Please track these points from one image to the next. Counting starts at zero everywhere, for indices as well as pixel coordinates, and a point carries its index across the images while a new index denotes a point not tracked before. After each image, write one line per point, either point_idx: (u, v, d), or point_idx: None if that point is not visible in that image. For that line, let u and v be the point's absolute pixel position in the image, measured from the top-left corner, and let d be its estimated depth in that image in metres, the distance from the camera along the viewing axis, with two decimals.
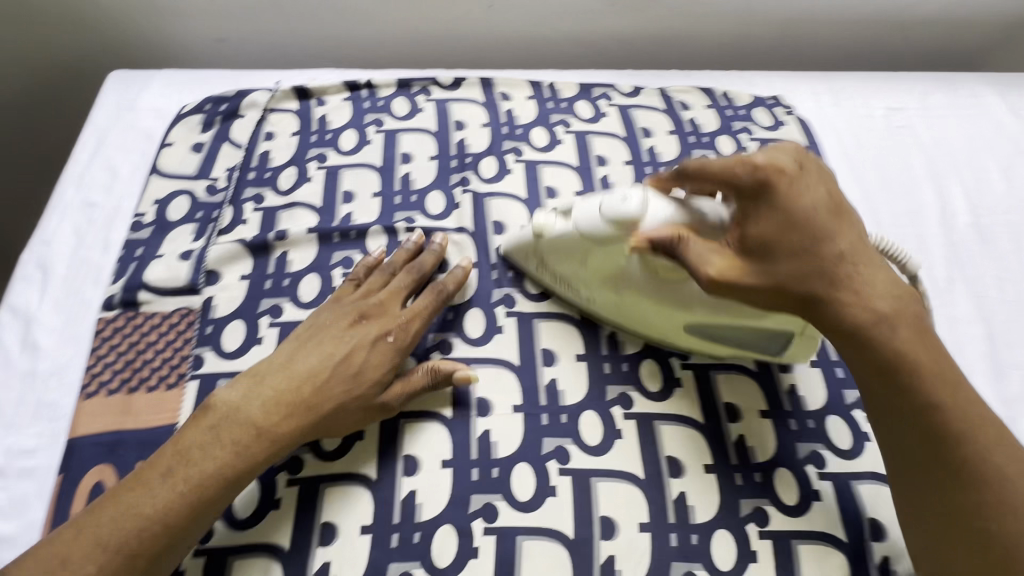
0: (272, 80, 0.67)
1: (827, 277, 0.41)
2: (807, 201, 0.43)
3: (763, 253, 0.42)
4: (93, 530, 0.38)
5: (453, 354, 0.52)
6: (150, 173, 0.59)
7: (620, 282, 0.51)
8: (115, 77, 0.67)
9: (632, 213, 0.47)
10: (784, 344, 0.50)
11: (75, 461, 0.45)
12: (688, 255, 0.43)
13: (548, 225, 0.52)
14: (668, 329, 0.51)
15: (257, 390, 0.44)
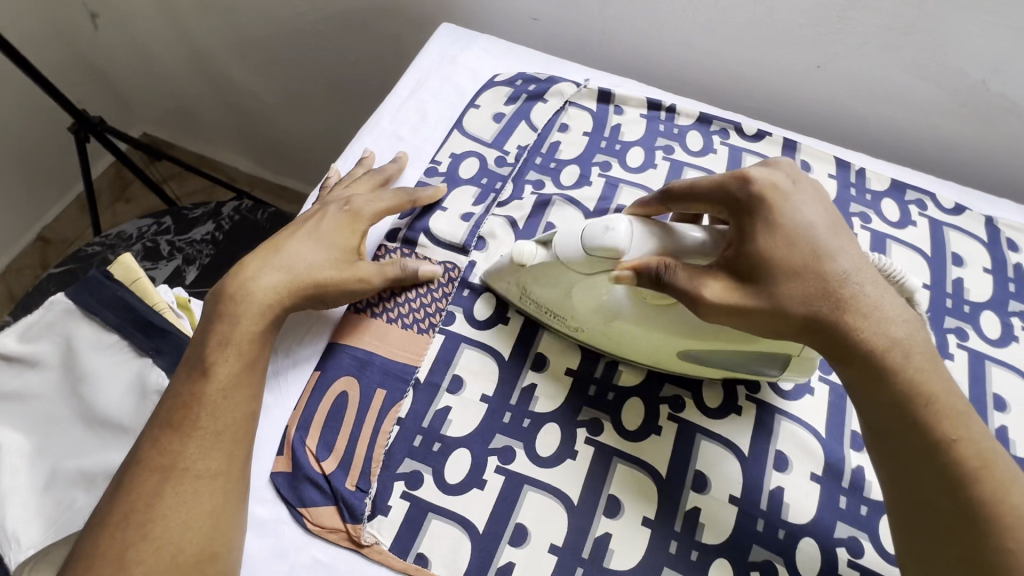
0: (581, 75, 0.68)
1: (831, 297, 0.39)
2: (803, 216, 0.41)
3: (759, 271, 0.40)
4: (162, 424, 0.41)
5: (683, 415, 0.49)
6: (453, 127, 0.63)
7: (613, 317, 0.47)
8: (444, 29, 0.72)
9: (615, 244, 0.43)
10: (784, 362, 0.47)
11: (332, 363, 0.49)
12: (673, 280, 0.41)
13: (528, 252, 0.48)
14: (665, 356, 0.48)
15: (242, 275, 0.47)
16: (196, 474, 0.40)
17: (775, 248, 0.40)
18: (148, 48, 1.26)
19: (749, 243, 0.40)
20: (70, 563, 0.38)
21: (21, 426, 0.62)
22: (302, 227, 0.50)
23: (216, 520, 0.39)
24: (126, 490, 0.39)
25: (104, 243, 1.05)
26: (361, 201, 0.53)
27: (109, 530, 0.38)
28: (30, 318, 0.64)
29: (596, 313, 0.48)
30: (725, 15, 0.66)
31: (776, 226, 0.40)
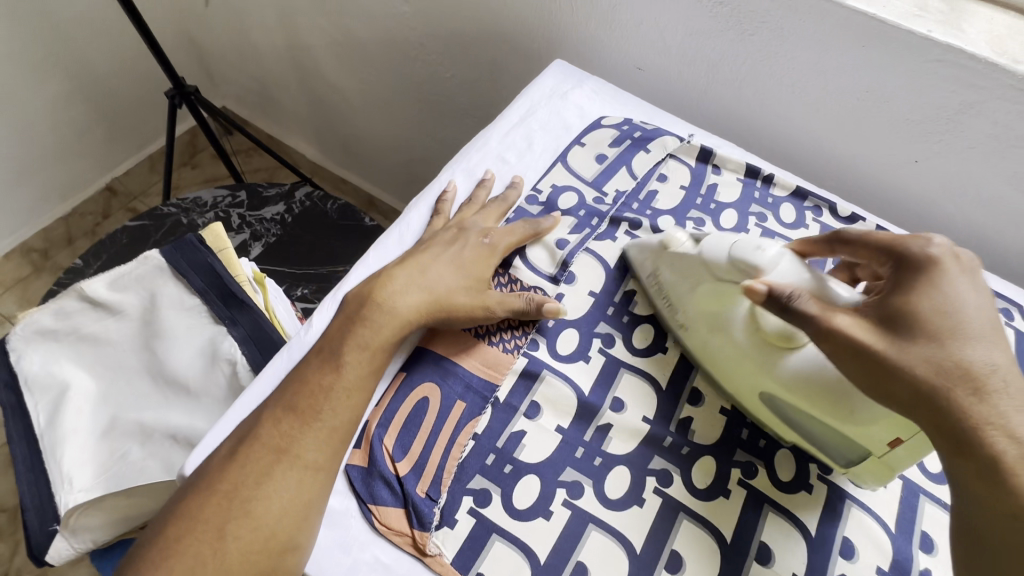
0: (685, 131, 0.70)
1: (969, 381, 0.38)
2: (971, 299, 0.41)
3: (900, 329, 0.40)
4: (285, 405, 0.45)
5: (753, 482, 0.49)
6: (557, 160, 0.66)
7: (721, 334, 0.50)
8: (557, 64, 0.75)
9: (760, 263, 0.46)
10: (863, 459, 0.46)
11: (417, 367, 0.51)
12: (806, 307, 0.42)
13: (676, 240, 0.52)
14: (746, 396, 0.50)
15: (387, 284, 0.51)
16: (304, 463, 0.44)
17: (927, 308, 0.41)
18: (249, 32, 1.31)
19: (901, 298, 0.42)
20: (176, 516, 0.41)
21: (93, 370, 0.65)
22: (446, 251, 0.54)
23: (307, 513, 0.43)
24: (242, 461, 0.43)
25: (179, 206, 1.09)
26: (494, 234, 0.56)
27: (219, 494, 0.42)
28: (121, 268, 0.65)
29: (710, 321, 0.50)
30: (833, 98, 0.68)
31: (935, 294, 0.41)
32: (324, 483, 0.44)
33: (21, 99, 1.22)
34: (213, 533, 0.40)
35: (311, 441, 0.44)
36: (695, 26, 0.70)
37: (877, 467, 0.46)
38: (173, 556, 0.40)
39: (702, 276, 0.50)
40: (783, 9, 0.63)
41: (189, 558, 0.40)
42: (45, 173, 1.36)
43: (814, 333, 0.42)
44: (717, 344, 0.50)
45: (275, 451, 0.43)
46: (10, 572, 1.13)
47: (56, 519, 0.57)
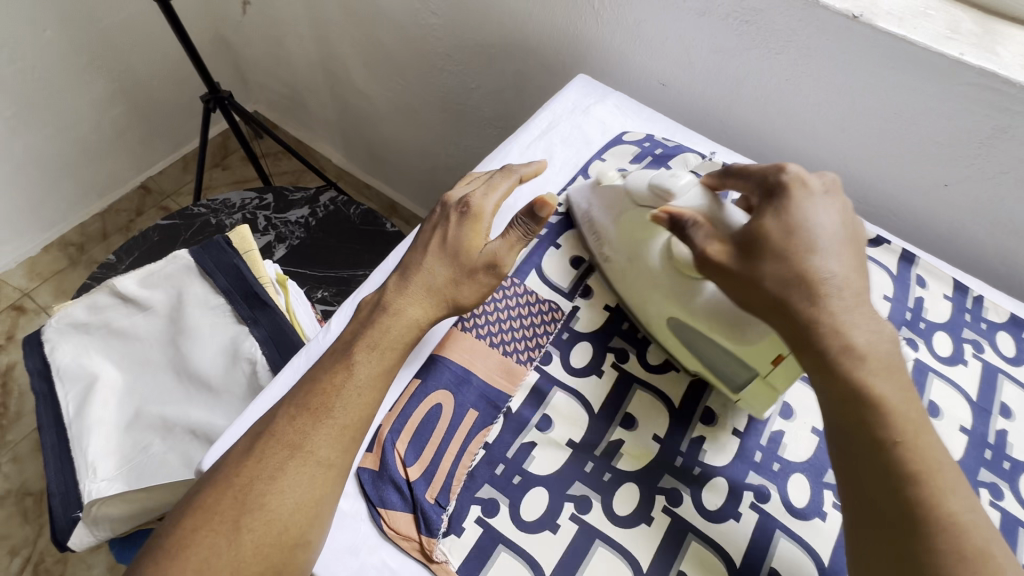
0: (708, 148, 0.70)
1: (805, 288, 0.41)
2: (819, 216, 0.44)
3: (751, 242, 0.44)
4: (298, 403, 0.46)
5: (766, 506, 0.48)
6: (577, 174, 0.66)
7: (638, 266, 0.54)
8: (581, 78, 0.76)
9: (669, 187, 0.51)
10: (752, 379, 0.49)
11: (432, 373, 0.51)
12: (691, 232, 0.47)
13: (608, 178, 0.58)
14: (655, 323, 0.53)
15: (402, 288, 0.51)
16: (316, 460, 0.44)
17: (777, 230, 0.43)
18: (282, 41, 1.36)
19: (762, 217, 0.44)
20: (193, 508, 0.42)
21: (119, 363, 0.67)
22: (445, 237, 0.53)
23: (318, 511, 0.43)
24: (258, 457, 0.43)
25: (208, 207, 1.12)
26: (493, 247, 0.52)
27: (233, 489, 0.42)
28: (154, 266, 0.68)
29: (630, 249, 0.55)
30: (860, 120, 0.67)
31: (787, 211, 0.44)
32: (334, 481, 0.44)
33: (66, 99, 1.28)
34: (227, 527, 0.41)
35: (323, 438, 0.44)
36: (719, 44, 0.70)
37: (761, 390, 0.49)
38: (189, 546, 0.41)
39: (627, 204, 0.55)
40: (810, 29, 0.63)
41: (204, 549, 0.40)
42: (85, 170, 1.42)
43: (695, 253, 0.47)
44: (636, 272, 0.54)
45: (288, 447, 0.44)
46: (33, 554, 1.17)
47: (78, 506, 0.59)
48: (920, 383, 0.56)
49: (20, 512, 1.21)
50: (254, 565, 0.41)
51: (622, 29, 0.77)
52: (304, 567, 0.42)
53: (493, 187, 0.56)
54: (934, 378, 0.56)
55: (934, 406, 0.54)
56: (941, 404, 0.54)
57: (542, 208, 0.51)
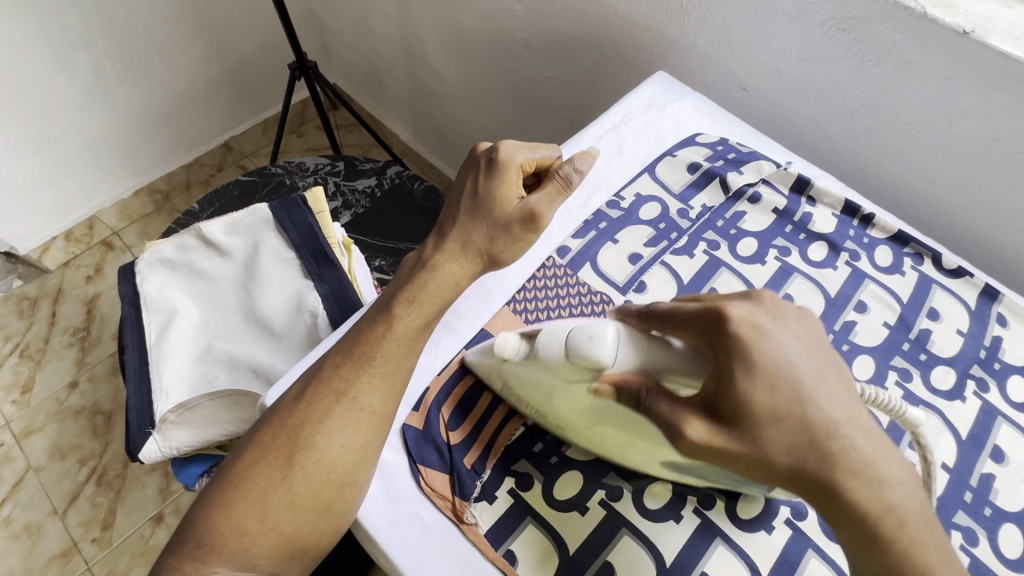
0: (784, 158, 0.68)
1: (819, 450, 0.37)
2: (790, 351, 0.39)
3: (737, 419, 0.38)
4: (343, 354, 0.49)
5: (800, 524, 0.47)
6: (645, 170, 0.67)
7: (591, 417, 0.45)
8: (660, 75, 0.75)
9: (599, 356, 0.42)
10: (769, 487, 0.44)
11: (481, 347, 0.54)
12: (654, 408, 0.39)
13: (507, 349, 0.47)
14: (650, 466, 0.47)
15: (441, 245, 0.52)
16: (359, 406, 0.47)
17: (762, 394, 0.38)
18: (367, 17, 1.40)
19: (727, 386, 0.38)
20: (252, 444, 0.46)
21: (197, 300, 0.74)
22: (479, 184, 0.53)
23: (364, 455, 0.46)
24: (308, 400, 0.47)
25: (285, 169, 1.18)
26: (530, 202, 0.53)
27: (286, 428, 0.46)
28: (236, 215, 0.74)
29: (580, 416, 0.46)
30: (955, 143, 0.63)
31: (756, 368, 0.38)
32: (377, 427, 0.47)
33: (167, 55, 1.38)
34: (282, 462, 0.45)
35: (366, 384, 0.47)
36: (810, 51, 0.68)
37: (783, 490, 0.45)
38: (250, 476, 0.45)
39: (547, 376, 0.46)
40: (914, 42, 0.59)
41: (261, 481, 0.44)
42: (176, 123, 1.53)
43: (670, 437, 0.39)
44: (598, 430, 0.46)
45: (333, 394, 0.47)
46: (99, 465, 1.30)
47: (151, 423, 0.65)
48: (985, 425, 0.53)
49: (91, 427, 1.34)
50: (307, 498, 0.44)
51: (708, 28, 0.75)
52: (350, 505, 0.45)
53: (528, 145, 0.56)
54: (1002, 422, 0.53)
55: (998, 451, 0.51)
56: (1007, 451, 0.51)
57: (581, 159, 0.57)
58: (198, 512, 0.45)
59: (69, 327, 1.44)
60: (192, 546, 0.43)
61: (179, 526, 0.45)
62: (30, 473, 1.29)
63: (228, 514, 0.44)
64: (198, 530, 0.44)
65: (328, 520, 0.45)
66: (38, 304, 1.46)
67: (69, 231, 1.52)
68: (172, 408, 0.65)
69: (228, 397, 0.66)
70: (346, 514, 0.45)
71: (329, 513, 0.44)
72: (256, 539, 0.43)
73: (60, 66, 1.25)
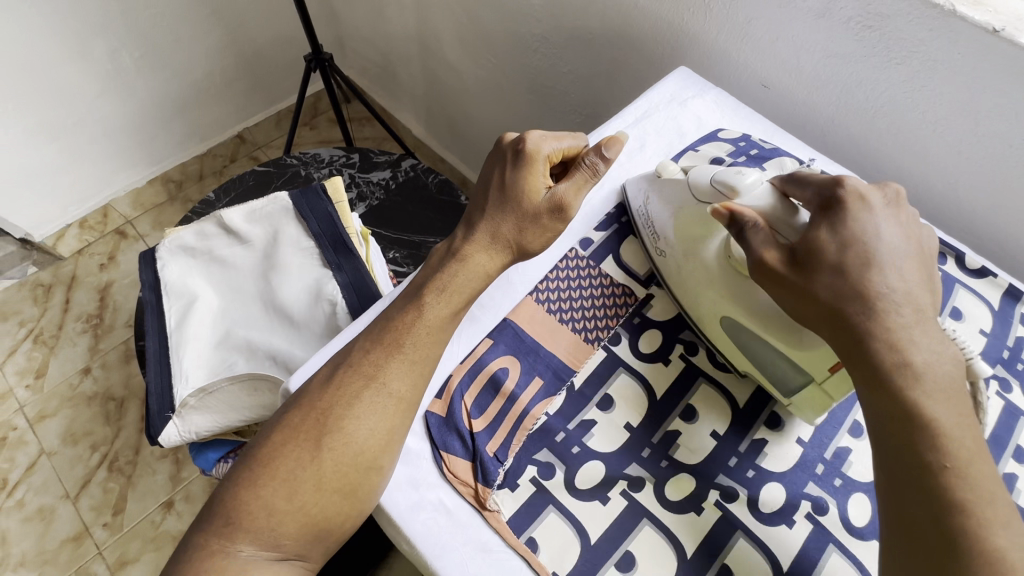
0: (807, 155, 0.67)
1: (862, 301, 0.42)
2: (885, 236, 0.43)
3: (807, 262, 0.44)
4: (373, 338, 0.49)
5: (822, 519, 0.47)
6: (666, 164, 0.66)
7: (695, 258, 0.53)
8: (681, 70, 0.74)
9: (734, 185, 0.49)
10: (806, 386, 0.48)
11: (503, 337, 0.53)
12: (751, 237, 0.46)
13: (669, 172, 0.55)
14: (710, 324, 0.53)
15: (471, 236, 0.53)
16: (388, 392, 0.47)
17: (836, 247, 0.43)
18: (383, 10, 1.41)
19: (815, 233, 0.44)
20: (280, 425, 0.46)
21: (216, 287, 0.74)
22: (505, 175, 0.53)
23: (390, 440, 0.46)
24: (338, 384, 0.47)
25: (300, 160, 1.19)
26: (558, 192, 0.53)
27: (315, 411, 0.46)
28: (256, 204, 0.75)
29: (687, 245, 0.54)
30: (980, 143, 0.63)
31: (843, 228, 0.43)
32: (404, 414, 0.47)
33: (183, 45, 1.39)
34: (310, 445, 0.45)
35: (395, 370, 0.47)
36: (834, 48, 0.67)
37: (825, 399, 0.47)
38: (278, 457, 0.45)
39: (684, 197, 0.54)
40: (940, 40, 0.59)
41: (290, 462, 0.45)
42: (191, 113, 1.54)
43: (750, 258, 0.46)
44: (691, 271, 0.54)
45: (362, 378, 0.47)
46: (110, 451, 1.31)
47: (172, 407, 0.66)
48: (1008, 425, 0.52)
49: (103, 413, 1.35)
50: (334, 480, 0.44)
51: (731, 24, 0.75)
52: (374, 490, 0.46)
53: (555, 135, 0.56)
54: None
55: (1020, 451, 0.51)
56: None
57: (609, 144, 0.55)
58: (224, 491, 0.45)
59: (82, 313, 1.45)
60: (219, 524, 0.44)
61: (205, 505, 0.46)
62: (43, 457, 1.30)
63: (255, 494, 0.44)
64: (224, 509, 0.44)
65: (353, 503, 0.45)
66: (53, 291, 1.47)
67: (84, 219, 1.53)
68: (192, 393, 0.66)
69: (247, 381, 0.66)
70: (370, 498, 0.45)
71: (354, 496, 0.45)
72: (282, 519, 0.44)
73: (79, 54, 1.25)
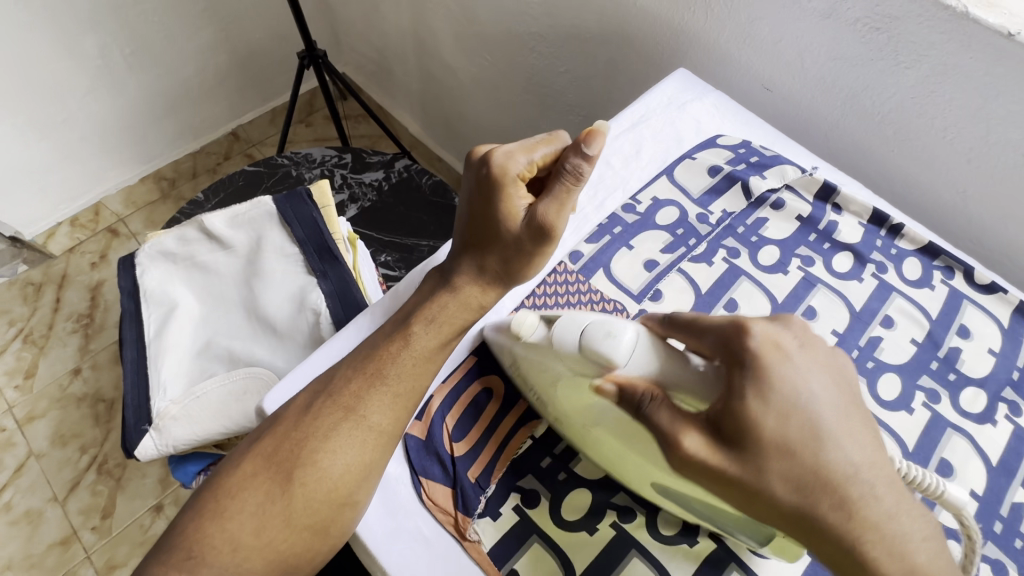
0: (810, 162, 0.65)
1: (828, 488, 0.36)
2: (812, 386, 0.38)
3: (741, 444, 0.37)
4: (355, 366, 0.47)
5: None
6: (662, 173, 0.64)
7: (592, 421, 0.44)
8: (680, 73, 0.72)
9: (610, 354, 0.41)
10: (769, 539, 0.42)
11: (488, 356, 0.52)
12: (654, 412, 0.38)
13: (526, 326, 0.46)
14: (637, 482, 0.45)
15: (459, 264, 0.50)
16: (368, 425, 0.45)
17: (772, 419, 0.37)
18: (378, 6, 1.37)
19: (736, 404, 0.37)
20: (251, 455, 0.44)
21: (197, 294, 0.72)
22: (475, 206, 0.50)
23: (367, 474, 0.44)
24: (315, 414, 0.45)
25: (291, 159, 1.16)
26: (535, 214, 0.48)
27: (289, 443, 0.44)
28: (241, 209, 0.72)
29: (581, 415, 0.45)
30: (992, 151, 0.60)
31: (772, 395, 0.37)
32: (385, 448, 0.45)
33: (175, 41, 1.36)
34: (282, 477, 0.43)
35: (376, 402, 0.45)
36: (840, 50, 0.64)
37: (784, 543, 0.42)
38: (246, 489, 0.43)
39: (552, 362, 0.45)
40: (952, 43, 0.56)
41: (259, 495, 0.43)
42: (183, 110, 1.51)
43: (668, 449, 0.38)
44: (595, 434, 0.45)
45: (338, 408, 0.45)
46: (99, 454, 1.29)
47: (148, 420, 0.64)
48: (1017, 452, 0.50)
49: (92, 415, 1.33)
50: (306, 516, 0.43)
51: (733, 24, 0.72)
52: (348, 525, 0.44)
53: (526, 148, 0.51)
54: None
55: None
56: None
57: (589, 140, 0.49)
58: (188, 520, 0.43)
59: (73, 313, 1.43)
60: (181, 557, 0.42)
61: (169, 530, 0.44)
62: (31, 459, 1.28)
63: (223, 526, 0.42)
64: (188, 541, 0.42)
65: (323, 539, 0.43)
66: (43, 290, 1.45)
67: (75, 216, 1.51)
68: (174, 402, 0.64)
69: (237, 386, 0.65)
70: (342, 535, 0.43)
71: (325, 533, 0.43)
72: (249, 555, 0.42)
73: (67, 50, 1.23)
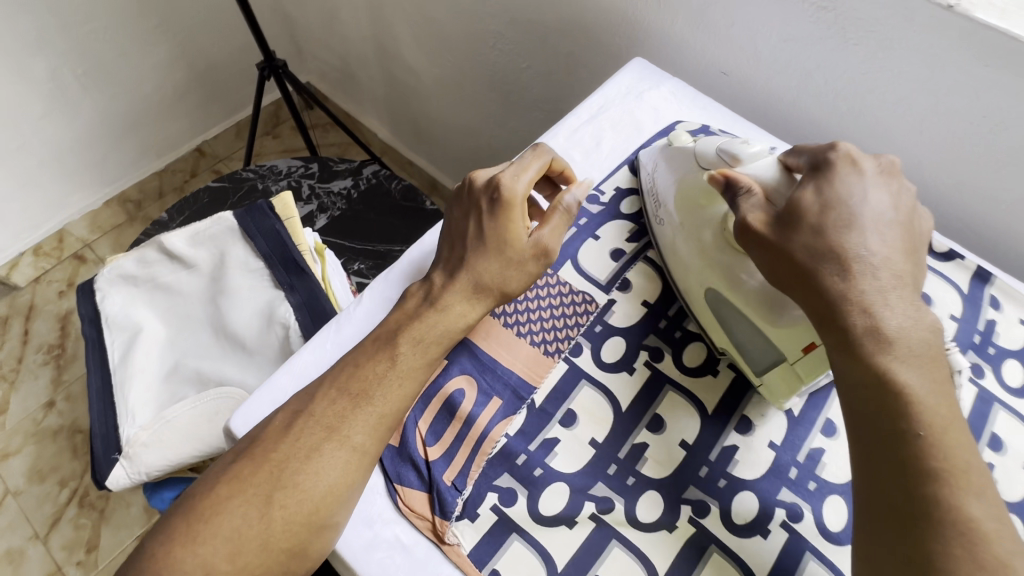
0: (768, 143, 0.65)
1: (840, 262, 0.42)
2: (874, 201, 0.44)
3: (792, 220, 0.44)
4: (340, 384, 0.46)
5: (797, 526, 0.45)
6: (625, 163, 0.64)
7: (700, 222, 0.52)
8: (637, 61, 0.72)
9: (738, 154, 0.49)
10: (778, 363, 0.48)
11: (458, 359, 0.50)
12: (741, 199, 0.47)
13: (681, 141, 0.57)
14: (694, 296, 0.52)
15: (447, 282, 0.49)
16: (351, 446, 0.44)
17: (820, 206, 0.44)
18: (337, 12, 1.36)
19: (802, 193, 0.45)
20: (227, 478, 0.43)
21: (163, 316, 0.70)
22: (473, 227, 0.50)
23: (346, 495, 0.43)
24: (297, 434, 0.44)
25: (257, 173, 1.14)
26: (534, 236, 0.50)
27: (269, 464, 0.43)
28: (200, 225, 0.70)
29: (691, 219, 0.53)
30: (942, 122, 0.61)
31: (829, 189, 0.44)
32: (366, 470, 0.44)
33: (130, 59, 1.33)
34: (259, 501, 0.42)
35: (361, 424, 0.44)
36: (790, 31, 0.65)
37: (786, 380, 0.48)
38: (220, 513, 0.42)
39: (692, 167, 0.54)
40: (896, 18, 0.57)
41: (236, 517, 0.42)
42: (144, 129, 1.48)
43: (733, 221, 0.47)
44: (684, 245, 0.53)
45: (322, 428, 0.44)
46: (80, 486, 1.26)
47: (118, 448, 0.62)
48: (981, 414, 0.51)
49: (70, 447, 1.30)
50: (283, 541, 0.42)
51: (686, 10, 0.72)
52: (326, 546, 0.43)
53: (523, 168, 0.51)
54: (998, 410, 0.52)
55: (994, 439, 0.50)
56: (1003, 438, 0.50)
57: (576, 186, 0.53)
58: (155, 543, 0.42)
59: (43, 344, 1.39)
60: None
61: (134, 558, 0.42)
62: (9, 497, 1.25)
63: (193, 550, 0.41)
64: (151, 567, 0.41)
65: (300, 561, 0.42)
66: (10, 322, 1.41)
67: (38, 245, 1.46)
68: (144, 428, 0.63)
69: (208, 406, 0.64)
70: (318, 555, 0.43)
71: (301, 555, 0.42)
72: None
73: (17, 74, 1.19)
